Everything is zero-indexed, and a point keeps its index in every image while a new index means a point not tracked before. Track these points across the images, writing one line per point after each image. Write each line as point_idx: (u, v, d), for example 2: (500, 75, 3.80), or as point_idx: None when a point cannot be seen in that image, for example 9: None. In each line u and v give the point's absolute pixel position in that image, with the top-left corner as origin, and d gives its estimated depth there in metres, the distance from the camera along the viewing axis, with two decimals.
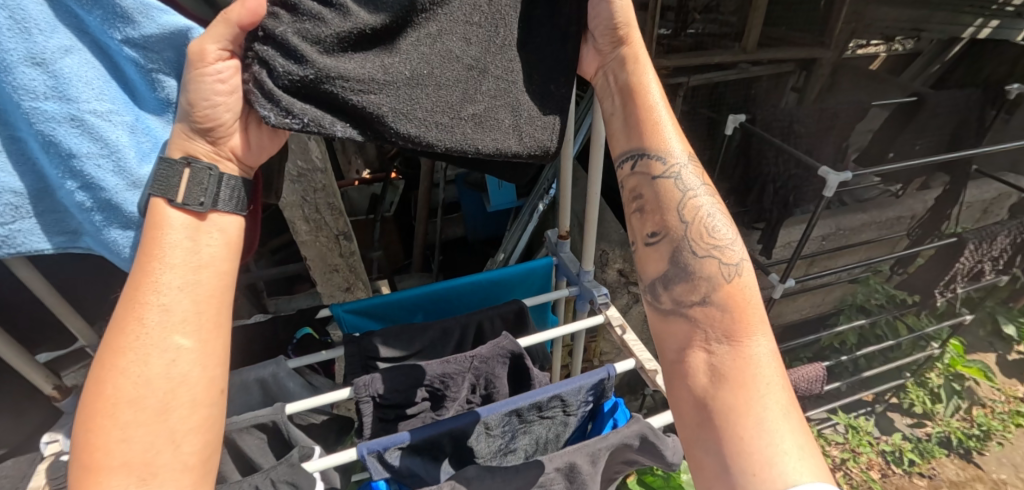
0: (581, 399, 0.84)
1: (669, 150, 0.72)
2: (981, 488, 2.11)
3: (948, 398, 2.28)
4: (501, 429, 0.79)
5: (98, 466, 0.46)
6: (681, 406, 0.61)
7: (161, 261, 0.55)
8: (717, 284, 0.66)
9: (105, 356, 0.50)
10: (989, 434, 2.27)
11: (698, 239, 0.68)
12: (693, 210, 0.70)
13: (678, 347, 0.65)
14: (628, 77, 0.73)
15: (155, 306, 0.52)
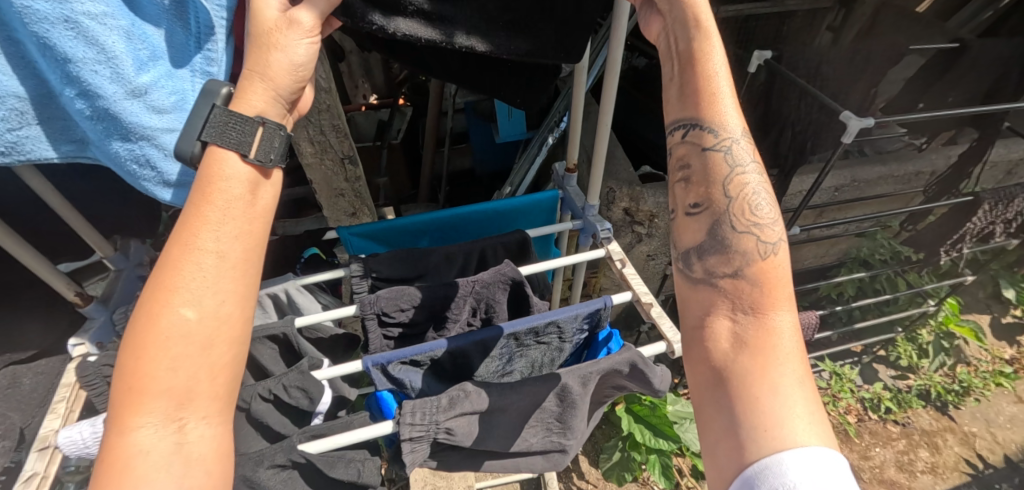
0: (577, 326, 0.87)
1: (727, 123, 0.62)
2: (951, 438, 2.23)
3: (934, 355, 2.34)
4: (499, 351, 0.83)
5: (143, 391, 0.46)
6: (694, 364, 0.57)
7: (209, 206, 0.53)
8: (750, 244, 0.58)
9: (153, 294, 0.49)
10: (968, 390, 2.36)
11: (739, 215, 0.59)
12: (739, 185, 0.61)
13: (699, 313, 0.59)
14: (689, 41, 0.63)
15: (203, 252, 0.50)
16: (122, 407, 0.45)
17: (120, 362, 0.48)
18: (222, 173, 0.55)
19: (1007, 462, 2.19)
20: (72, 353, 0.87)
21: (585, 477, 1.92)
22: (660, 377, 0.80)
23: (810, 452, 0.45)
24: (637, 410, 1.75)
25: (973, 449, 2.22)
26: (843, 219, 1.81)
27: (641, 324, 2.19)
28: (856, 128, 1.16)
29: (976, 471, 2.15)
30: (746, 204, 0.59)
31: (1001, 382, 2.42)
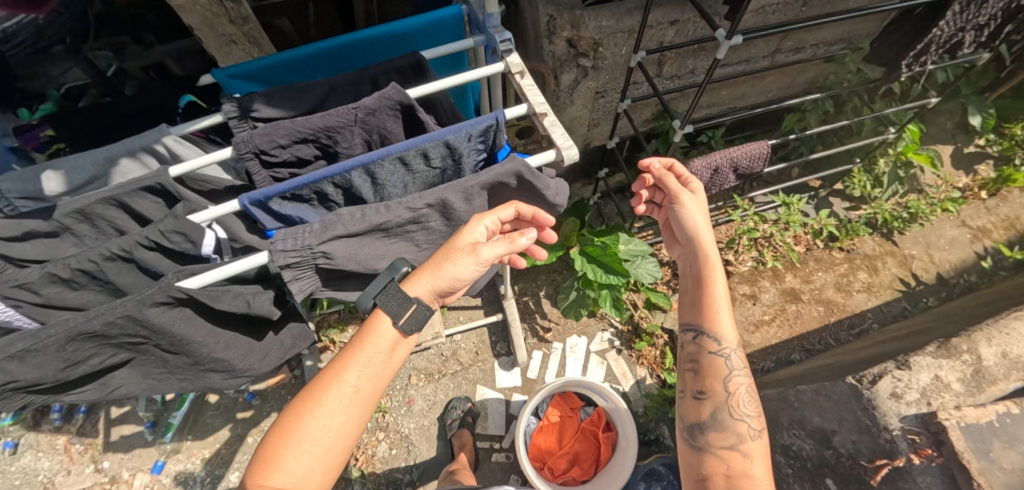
0: (471, 146, 0.93)
1: (723, 334, 1.02)
2: (889, 261, 2.40)
3: (888, 184, 2.39)
4: (390, 177, 0.90)
5: (274, 467, 0.79)
6: (692, 461, 0.95)
7: (349, 357, 0.89)
8: (721, 365, 1.01)
9: (309, 392, 0.85)
10: (915, 217, 2.44)
11: (734, 407, 0.98)
12: (733, 385, 1.00)
13: (702, 440, 0.96)
14: (701, 266, 1.07)
15: (329, 408, 0.83)
16: (259, 471, 0.78)
17: (267, 435, 0.83)
18: (370, 337, 0.89)
19: (938, 279, 2.38)
20: None
21: (547, 316, 2.31)
22: (548, 187, 0.99)
23: None
24: (591, 251, 1.89)
25: (909, 270, 2.39)
26: (813, 22, 1.61)
27: (599, 171, 2.22)
28: None
29: (907, 288, 2.34)
30: (737, 386, 0.99)
31: (949, 207, 2.48)
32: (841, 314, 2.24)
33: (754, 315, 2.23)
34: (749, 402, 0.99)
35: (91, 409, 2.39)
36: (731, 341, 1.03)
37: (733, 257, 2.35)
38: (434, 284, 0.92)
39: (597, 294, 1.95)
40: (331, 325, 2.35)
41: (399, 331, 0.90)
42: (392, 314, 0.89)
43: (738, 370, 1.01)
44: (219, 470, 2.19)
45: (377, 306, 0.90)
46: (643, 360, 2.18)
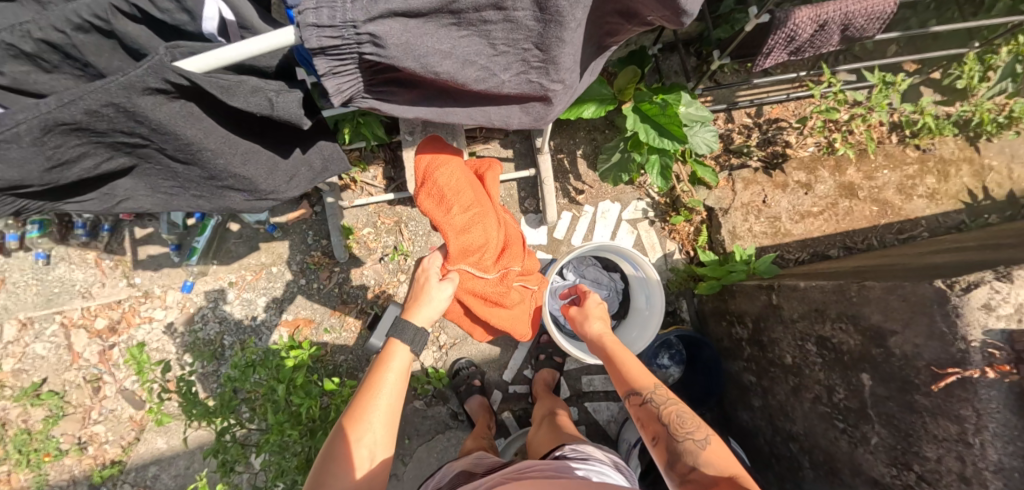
0: (333, 25, 0.77)
1: (645, 388, 1.24)
2: (963, 169, 2.13)
3: (999, 79, 2.03)
4: (338, 51, 0.81)
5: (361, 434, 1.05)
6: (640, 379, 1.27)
7: (374, 385, 1.14)
8: (653, 410, 1.19)
9: (355, 416, 1.07)
10: (1013, 124, 2.08)
11: (663, 397, 1.21)
12: (662, 396, 1.21)
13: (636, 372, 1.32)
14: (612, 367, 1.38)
15: (383, 393, 1.12)
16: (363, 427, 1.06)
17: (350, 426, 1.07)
18: (386, 366, 1.19)
19: (1008, 197, 2.12)
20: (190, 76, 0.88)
21: (582, 179, 2.22)
22: (347, 38, 0.79)
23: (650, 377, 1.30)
24: (648, 111, 1.79)
25: (981, 182, 2.12)
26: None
27: None
28: None
29: (972, 201, 2.11)
30: (673, 415, 1.16)
31: None
32: (894, 217, 2.09)
33: (802, 205, 2.10)
34: (687, 422, 1.14)
35: (114, 229, 2.38)
36: (648, 385, 1.24)
37: (794, 139, 2.24)
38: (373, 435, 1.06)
39: (645, 160, 1.89)
40: (354, 164, 2.23)
41: (412, 351, 1.26)
42: (409, 338, 1.25)
43: (665, 404, 1.19)
44: (250, 294, 2.31)
45: (393, 340, 1.25)
46: (675, 236, 2.23)
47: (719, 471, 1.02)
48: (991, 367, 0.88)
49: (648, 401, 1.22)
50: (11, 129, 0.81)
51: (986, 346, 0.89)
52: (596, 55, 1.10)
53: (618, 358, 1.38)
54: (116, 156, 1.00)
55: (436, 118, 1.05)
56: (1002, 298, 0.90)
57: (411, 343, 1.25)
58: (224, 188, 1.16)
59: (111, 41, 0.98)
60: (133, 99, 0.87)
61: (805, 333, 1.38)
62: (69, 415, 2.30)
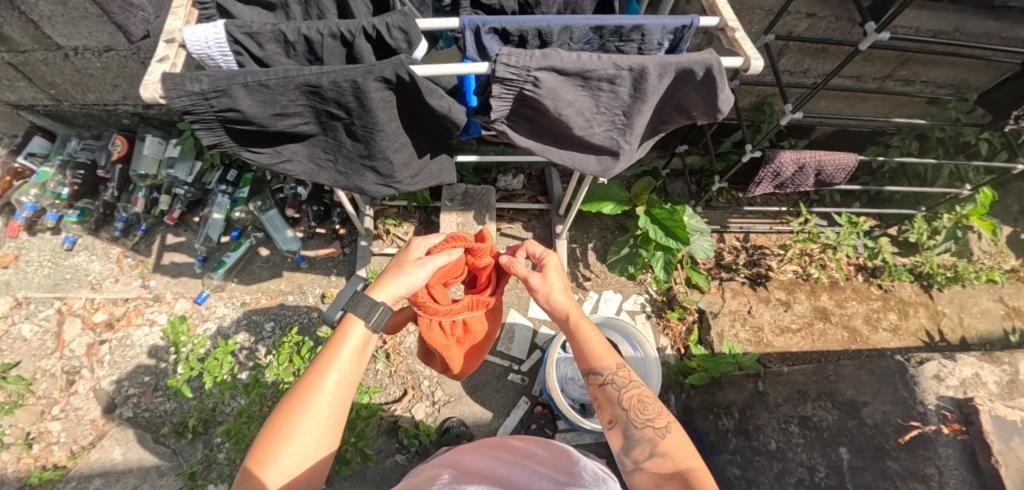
0: (515, 65, 0.77)
1: (607, 364, 1.09)
2: (920, 311, 2.39)
3: (943, 239, 2.41)
4: (503, 89, 0.81)
5: (290, 425, 0.89)
6: (603, 401, 1.06)
7: (326, 363, 0.96)
8: (611, 393, 1.06)
9: (297, 396, 0.91)
10: (957, 278, 2.41)
11: (636, 417, 1.03)
12: (631, 399, 1.05)
13: (599, 377, 1.08)
14: (584, 350, 1.12)
15: (331, 378, 0.94)
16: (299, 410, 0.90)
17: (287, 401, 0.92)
18: (340, 343, 0.99)
19: (961, 342, 2.34)
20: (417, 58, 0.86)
21: (590, 268, 2.40)
22: (514, 80, 0.79)
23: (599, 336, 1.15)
24: (656, 214, 2.06)
25: (937, 324, 2.37)
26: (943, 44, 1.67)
27: (678, 146, 2.29)
28: (875, 38, 1.38)
29: (930, 340, 2.33)
30: (633, 400, 1.05)
31: (994, 279, 2.42)
32: (864, 345, 2.26)
33: (784, 320, 2.28)
34: (647, 408, 1.04)
35: (148, 231, 2.48)
36: (610, 366, 1.09)
37: (775, 264, 2.44)
38: (310, 422, 0.90)
39: (651, 255, 2.13)
40: (390, 216, 2.39)
41: (371, 329, 1.03)
42: (364, 314, 1.01)
43: (626, 388, 1.06)
44: (258, 315, 2.30)
45: (350, 311, 1.01)
46: (668, 331, 2.26)
47: (671, 462, 0.91)
48: (945, 424, 1.39)
49: (608, 382, 1.07)
50: (278, 79, 0.75)
51: (938, 407, 1.44)
52: (649, 135, 1.10)
53: (579, 331, 1.15)
54: (312, 122, 0.86)
55: (535, 156, 1.00)
56: (944, 370, 1.54)
57: (365, 320, 1.01)
58: (368, 168, 0.97)
59: (349, 52, 0.85)
60: (367, 84, 0.76)
61: (788, 416, 1.68)
62: (27, 406, 2.16)
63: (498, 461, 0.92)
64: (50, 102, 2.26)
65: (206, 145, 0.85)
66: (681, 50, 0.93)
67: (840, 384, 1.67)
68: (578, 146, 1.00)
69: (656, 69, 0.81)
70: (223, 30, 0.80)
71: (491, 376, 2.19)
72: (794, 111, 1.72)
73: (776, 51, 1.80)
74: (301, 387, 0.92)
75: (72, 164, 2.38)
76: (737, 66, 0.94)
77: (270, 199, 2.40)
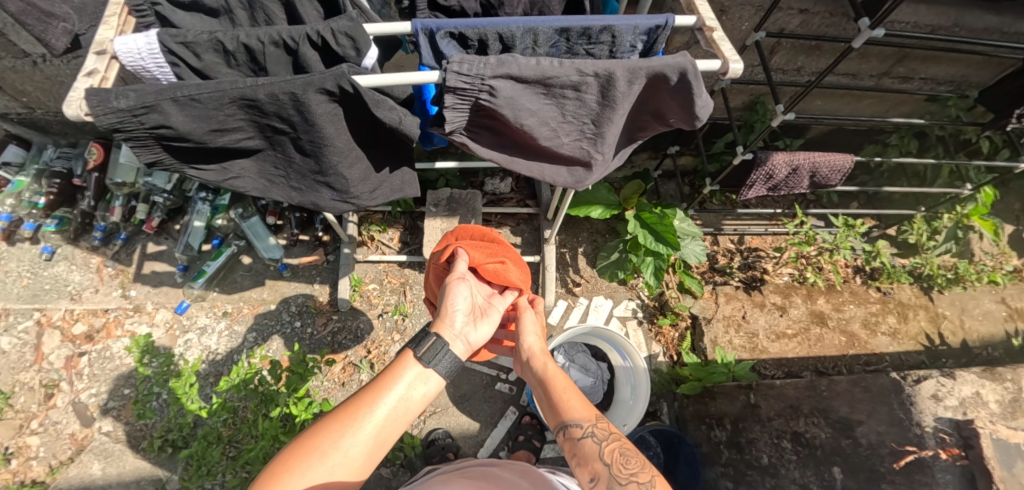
0: (466, 71, 0.71)
1: (581, 416, 0.99)
2: (921, 314, 2.32)
3: (944, 240, 2.34)
4: (457, 97, 0.75)
5: (328, 438, 0.81)
6: (585, 450, 0.94)
7: (379, 390, 0.89)
8: (592, 447, 0.94)
9: (345, 412, 0.84)
10: (958, 280, 2.34)
11: (620, 475, 0.89)
12: (612, 452, 0.92)
13: (573, 432, 0.97)
14: (555, 402, 1.04)
15: (384, 405, 0.87)
16: (344, 422, 0.83)
17: (323, 419, 0.84)
18: (398, 372, 0.93)
19: (962, 345, 2.28)
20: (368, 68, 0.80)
21: (580, 273, 2.33)
22: (466, 88, 0.73)
23: (566, 385, 1.06)
24: (646, 218, 2.00)
25: (938, 327, 2.30)
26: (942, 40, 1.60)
27: (669, 147, 2.23)
28: (869, 35, 1.31)
29: (930, 344, 2.25)
30: (616, 454, 0.92)
31: (996, 280, 2.35)
32: (862, 350, 2.19)
33: (780, 325, 2.20)
34: (631, 462, 0.90)
35: (129, 239, 2.43)
36: (590, 417, 0.99)
37: (770, 267, 2.39)
38: (352, 442, 0.82)
39: (641, 260, 2.06)
40: (375, 223, 2.32)
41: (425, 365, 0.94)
42: (417, 349, 0.95)
43: (607, 439, 0.95)
44: (240, 326, 2.24)
45: (408, 347, 0.96)
46: (660, 338, 2.20)
47: None
48: (944, 450, 1.38)
49: (586, 435, 0.95)
50: (210, 92, 0.69)
51: (936, 430, 1.43)
52: (626, 143, 1.04)
53: (555, 382, 1.07)
54: (257, 137, 0.82)
55: (499, 168, 0.94)
56: (943, 390, 1.52)
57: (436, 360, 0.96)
58: (323, 184, 0.93)
59: (295, 60, 0.80)
60: (308, 96, 0.71)
61: (780, 430, 1.63)
62: (5, 420, 2.11)
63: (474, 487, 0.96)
64: (23, 110, 2.21)
65: (144, 163, 0.80)
66: (656, 53, 0.87)
67: (834, 400, 1.64)
68: (548, 157, 0.94)
69: (624, 75, 0.75)
70: (156, 39, 0.75)
71: (478, 386, 2.13)
72: (787, 111, 1.64)
73: (768, 48, 1.73)
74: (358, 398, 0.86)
75: (48, 173, 2.32)
76: (714, 69, 0.88)
77: (251, 206, 2.32)
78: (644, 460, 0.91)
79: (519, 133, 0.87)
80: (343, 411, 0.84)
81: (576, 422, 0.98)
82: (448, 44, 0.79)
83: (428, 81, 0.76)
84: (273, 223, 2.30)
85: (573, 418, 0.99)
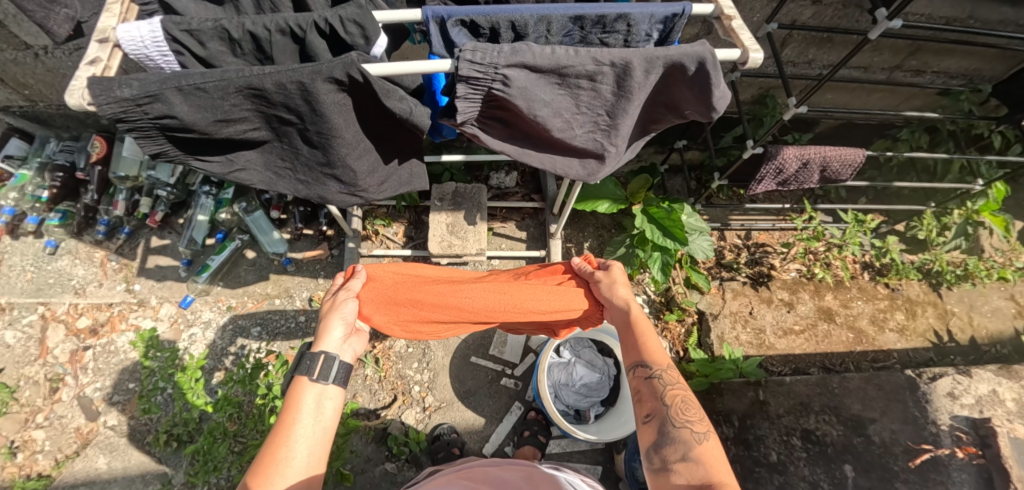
0: (479, 58, 0.69)
1: (659, 363, 1.09)
2: (929, 311, 2.30)
3: (954, 236, 2.31)
4: (471, 85, 0.73)
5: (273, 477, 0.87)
6: (650, 388, 1.06)
7: (290, 423, 0.95)
8: (657, 387, 1.05)
9: (273, 447, 0.91)
10: (967, 276, 2.32)
11: (677, 419, 0.99)
12: (673, 399, 1.03)
13: (648, 372, 1.08)
14: (636, 339, 1.15)
15: (302, 429, 0.94)
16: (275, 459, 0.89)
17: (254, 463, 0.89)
18: (300, 398, 0.99)
19: (971, 342, 2.25)
20: (378, 57, 0.79)
21: None
22: (479, 76, 0.71)
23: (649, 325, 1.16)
24: (653, 213, 1.97)
25: (946, 324, 2.28)
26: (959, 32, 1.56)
27: (676, 141, 2.20)
28: (888, 25, 1.28)
29: (938, 341, 2.24)
30: (677, 398, 1.03)
31: (1006, 277, 2.31)
32: (869, 346, 2.17)
33: (787, 322, 2.18)
34: (690, 411, 1.01)
35: (131, 234, 2.42)
36: (664, 365, 1.09)
37: (778, 262, 2.36)
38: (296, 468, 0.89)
39: (648, 256, 2.04)
40: (379, 217, 2.31)
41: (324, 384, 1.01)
42: (307, 372, 1.01)
43: (672, 386, 1.05)
44: (244, 321, 2.23)
45: (298, 374, 1.01)
46: (666, 334, 2.19)
47: (703, 467, 0.88)
48: (961, 448, 1.43)
49: (654, 376, 1.07)
50: (214, 81, 0.68)
51: (954, 428, 1.48)
52: (639, 135, 1.02)
53: (639, 326, 1.16)
54: (262, 128, 0.80)
55: (511, 160, 0.93)
56: (960, 387, 1.57)
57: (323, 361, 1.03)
58: (329, 176, 0.92)
59: (302, 49, 0.78)
60: (316, 86, 0.69)
61: (790, 427, 1.62)
62: (10, 414, 2.11)
63: None
64: (25, 102, 2.19)
65: (148, 154, 0.79)
66: (671, 42, 0.84)
67: (846, 398, 1.62)
68: (559, 150, 0.92)
69: (641, 64, 0.73)
70: (159, 27, 0.74)
71: (483, 382, 2.12)
72: (799, 105, 1.61)
73: (779, 40, 1.70)
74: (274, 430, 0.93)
75: (50, 166, 2.31)
76: (734, 58, 0.86)
77: (255, 200, 2.31)
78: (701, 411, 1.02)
79: (529, 124, 0.85)
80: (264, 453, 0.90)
81: (652, 362, 1.09)
82: (459, 33, 0.77)
83: (440, 71, 0.74)
84: (278, 217, 2.28)
85: (655, 357, 1.10)
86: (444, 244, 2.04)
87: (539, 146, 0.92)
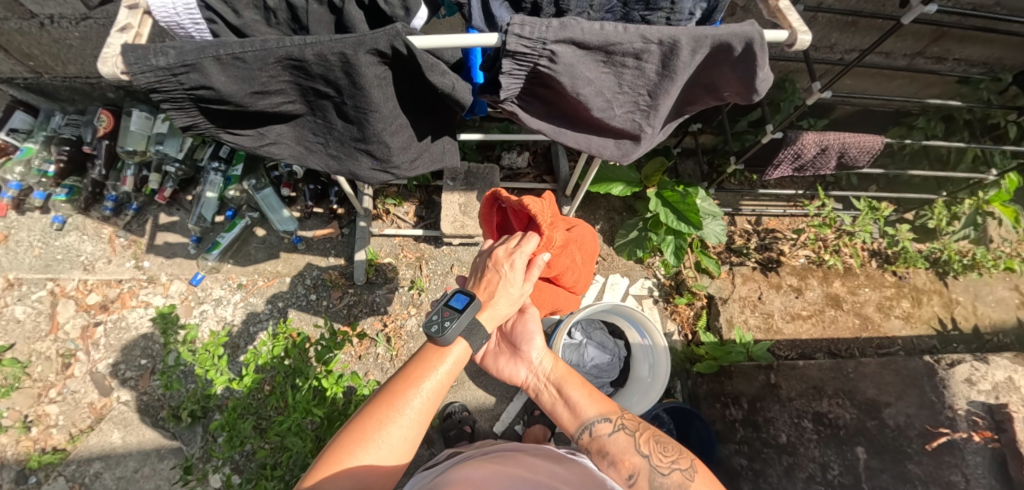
0: (528, 32, 0.67)
1: (608, 415, 1.12)
2: (935, 300, 2.31)
3: (963, 226, 2.32)
4: (516, 60, 0.72)
5: (372, 436, 0.84)
6: (617, 443, 1.08)
7: (418, 377, 0.92)
8: (626, 439, 1.09)
9: (388, 401, 0.88)
10: (974, 266, 2.33)
11: (656, 461, 1.07)
12: (642, 442, 1.10)
13: (606, 433, 1.09)
14: (571, 410, 1.13)
15: (422, 392, 0.90)
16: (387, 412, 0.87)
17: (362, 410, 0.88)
18: (440, 358, 0.97)
19: (974, 331, 2.28)
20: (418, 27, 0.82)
21: None
22: (525, 52, 0.70)
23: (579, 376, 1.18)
24: (668, 196, 1.96)
25: (950, 313, 2.30)
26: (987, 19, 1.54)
27: (691, 124, 2.19)
28: (922, 9, 1.25)
29: (942, 329, 2.26)
30: (652, 444, 1.10)
31: (1013, 267, 2.34)
32: (874, 333, 2.20)
33: (794, 307, 2.20)
34: (668, 448, 1.10)
35: (140, 210, 2.40)
36: (613, 411, 1.13)
37: (787, 248, 2.37)
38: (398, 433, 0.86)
39: (661, 239, 2.04)
40: (390, 196, 2.29)
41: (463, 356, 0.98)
42: (467, 335, 0.98)
43: (636, 430, 1.11)
44: (256, 298, 2.24)
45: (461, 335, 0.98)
46: (675, 316, 2.21)
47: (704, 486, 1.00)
48: (977, 432, 1.43)
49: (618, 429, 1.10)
50: (255, 51, 0.67)
51: (969, 413, 1.48)
52: (673, 117, 1.01)
53: (573, 387, 1.15)
54: (297, 101, 0.80)
55: (546, 140, 0.92)
56: (976, 374, 1.56)
57: (467, 336, 0.98)
58: (362, 152, 0.91)
59: (338, 19, 0.81)
60: (358, 58, 0.69)
61: (801, 410, 1.67)
62: (24, 389, 2.13)
63: (499, 474, 0.95)
64: (30, 74, 2.15)
65: (180, 127, 0.78)
66: (714, 22, 0.84)
67: (860, 382, 1.67)
68: (596, 130, 0.92)
69: (689, 43, 0.72)
70: None
71: None
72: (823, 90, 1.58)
73: (803, 22, 1.66)
74: (400, 384, 0.91)
75: (57, 140, 2.28)
76: (780, 39, 0.84)
77: (264, 177, 2.29)
78: (665, 441, 1.12)
79: (570, 103, 0.84)
80: (379, 407, 0.87)
81: (604, 420, 1.11)
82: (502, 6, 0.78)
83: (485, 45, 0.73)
84: (288, 195, 2.26)
85: (602, 417, 1.11)
86: (457, 224, 2.04)
87: (575, 126, 0.92)
